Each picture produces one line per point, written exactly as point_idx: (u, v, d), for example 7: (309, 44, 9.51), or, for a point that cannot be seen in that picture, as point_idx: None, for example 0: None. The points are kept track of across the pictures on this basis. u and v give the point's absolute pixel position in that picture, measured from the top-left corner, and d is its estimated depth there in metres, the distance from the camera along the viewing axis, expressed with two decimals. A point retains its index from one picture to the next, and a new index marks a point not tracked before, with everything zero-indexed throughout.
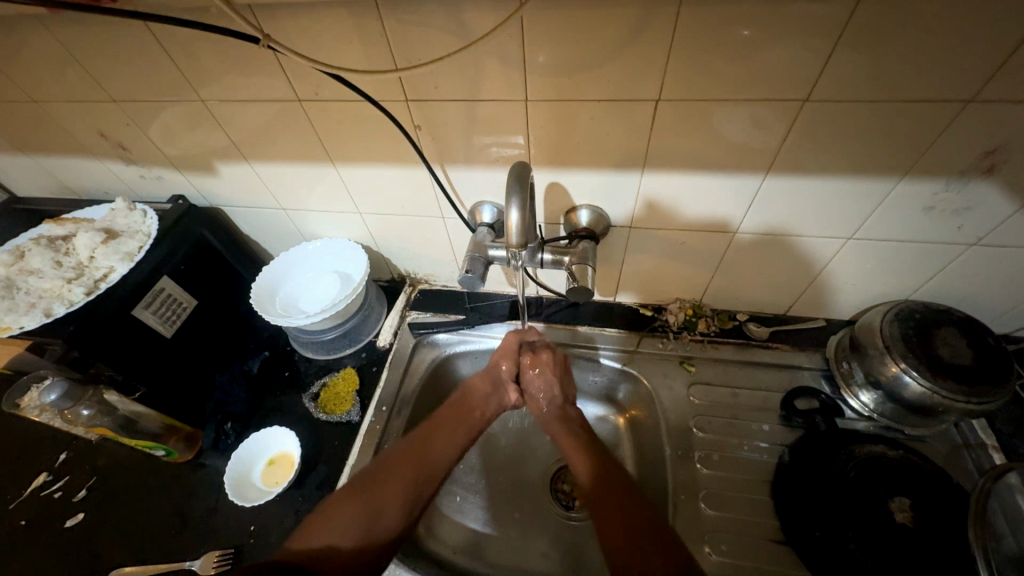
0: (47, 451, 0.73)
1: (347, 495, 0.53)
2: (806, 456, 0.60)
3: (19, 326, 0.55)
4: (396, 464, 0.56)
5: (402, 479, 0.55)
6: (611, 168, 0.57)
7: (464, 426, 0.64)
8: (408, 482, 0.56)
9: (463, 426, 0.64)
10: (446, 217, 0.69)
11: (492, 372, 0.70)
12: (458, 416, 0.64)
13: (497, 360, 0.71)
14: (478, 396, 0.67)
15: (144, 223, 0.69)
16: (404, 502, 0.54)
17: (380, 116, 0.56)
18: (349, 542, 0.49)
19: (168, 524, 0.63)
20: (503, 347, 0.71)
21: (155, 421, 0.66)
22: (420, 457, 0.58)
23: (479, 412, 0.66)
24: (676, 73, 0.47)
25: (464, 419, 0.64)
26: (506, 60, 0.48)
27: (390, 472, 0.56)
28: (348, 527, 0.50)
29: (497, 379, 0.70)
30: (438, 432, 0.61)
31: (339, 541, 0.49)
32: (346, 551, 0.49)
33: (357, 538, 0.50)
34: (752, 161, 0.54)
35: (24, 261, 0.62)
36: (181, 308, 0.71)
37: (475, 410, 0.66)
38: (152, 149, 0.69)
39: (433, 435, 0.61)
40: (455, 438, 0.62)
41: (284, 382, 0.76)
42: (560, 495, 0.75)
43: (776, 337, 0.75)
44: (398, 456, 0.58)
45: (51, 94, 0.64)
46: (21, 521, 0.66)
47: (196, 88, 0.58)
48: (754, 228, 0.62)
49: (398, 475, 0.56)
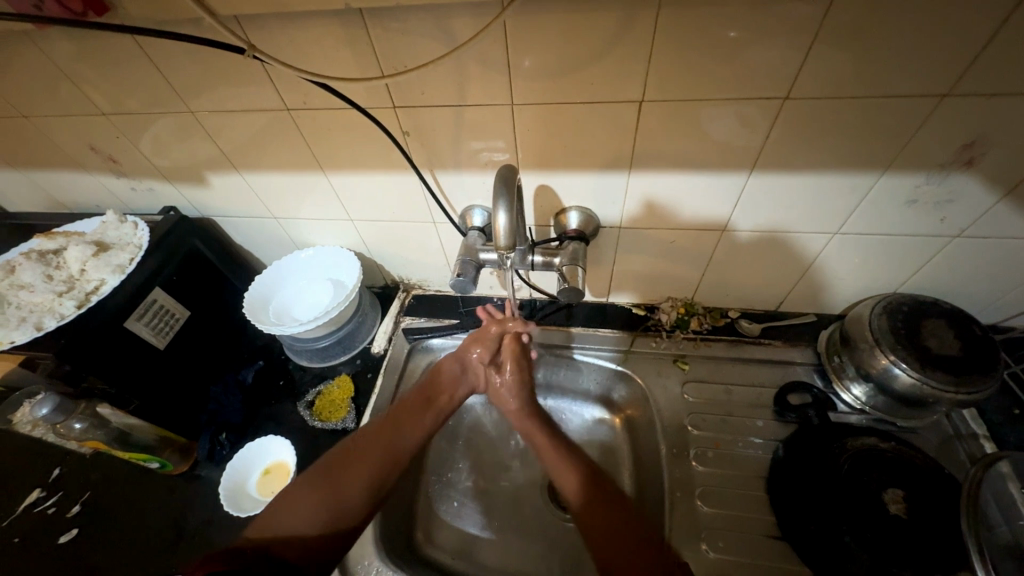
0: (41, 466, 0.72)
1: (310, 484, 0.55)
2: (800, 451, 0.61)
3: (9, 341, 0.54)
4: (361, 452, 0.59)
5: (369, 463, 0.58)
6: (598, 169, 0.58)
7: (432, 409, 0.66)
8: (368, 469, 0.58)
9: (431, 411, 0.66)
10: (438, 221, 0.70)
11: (464, 355, 0.70)
12: (426, 399, 0.66)
13: (468, 343, 0.71)
14: (448, 379, 0.69)
15: (135, 234, 0.68)
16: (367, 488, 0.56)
17: (369, 124, 0.57)
18: (317, 526, 0.52)
19: (163, 536, 0.63)
20: (477, 331, 0.71)
21: (148, 433, 0.67)
22: (389, 441, 0.61)
23: (446, 395, 0.68)
24: (658, 76, 0.47)
25: (428, 406, 0.66)
26: (491, 64, 0.49)
27: (354, 462, 0.57)
28: (313, 514, 0.52)
29: (468, 362, 0.71)
30: (407, 418, 0.64)
31: (307, 528, 0.51)
32: (312, 542, 0.51)
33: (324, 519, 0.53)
34: (736, 159, 0.54)
35: (13, 275, 0.61)
36: (174, 320, 0.71)
37: (444, 392, 0.68)
38: (142, 161, 0.70)
39: (403, 421, 0.63)
40: (422, 421, 0.65)
41: (279, 391, 0.76)
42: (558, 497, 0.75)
43: (768, 333, 0.76)
44: (365, 440, 0.60)
45: (41, 109, 0.64)
46: (15, 538, 0.65)
47: (185, 100, 0.59)
48: (741, 226, 0.63)
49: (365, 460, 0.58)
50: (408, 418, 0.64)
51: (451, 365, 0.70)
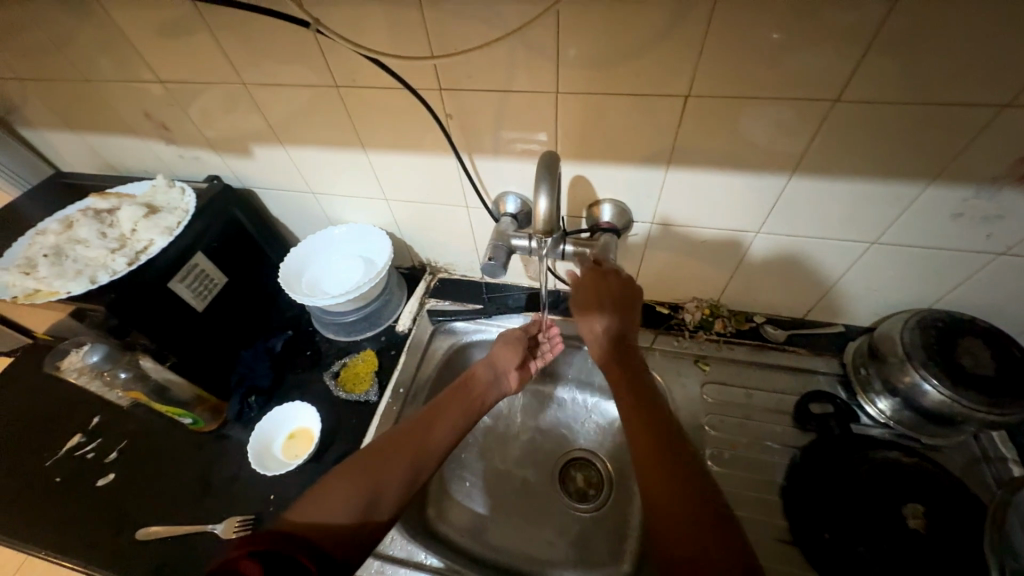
0: (81, 414, 0.76)
1: (347, 474, 0.52)
2: (820, 458, 0.60)
3: (66, 291, 0.58)
4: (394, 448, 0.56)
5: (402, 459, 0.55)
6: (636, 163, 0.58)
7: (461, 409, 0.64)
8: (400, 461, 0.55)
9: (462, 410, 0.64)
10: (471, 206, 0.71)
11: (494, 361, 0.71)
12: (460, 397, 0.65)
13: (499, 349, 0.72)
14: (480, 383, 0.68)
15: (182, 199, 0.72)
16: (401, 484, 0.54)
17: (414, 104, 0.58)
18: (350, 518, 0.49)
19: (193, 488, 0.66)
20: (508, 337, 0.73)
21: (185, 390, 0.69)
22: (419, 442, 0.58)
23: (478, 398, 0.66)
24: (706, 71, 0.47)
25: (461, 403, 0.65)
26: (541, 52, 0.49)
27: (390, 453, 0.55)
28: (348, 502, 0.50)
29: (498, 368, 0.71)
30: (441, 414, 0.62)
31: (340, 518, 0.48)
32: (343, 530, 0.48)
33: (355, 511, 0.49)
34: (777, 163, 0.54)
35: (72, 231, 0.66)
36: (212, 284, 0.73)
37: (478, 395, 0.66)
38: (192, 129, 0.72)
39: (436, 416, 0.61)
40: (454, 421, 0.62)
41: (306, 361, 0.79)
42: (574, 492, 0.76)
43: (793, 341, 0.75)
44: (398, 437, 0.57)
45: (103, 74, 0.67)
46: (56, 478, 0.69)
47: (239, 72, 0.61)
48: (775, 230, 0.62)
49: (399, 455, 0.56)
50: (442, 413, 0.62)
51: (482, 370, 0.70)
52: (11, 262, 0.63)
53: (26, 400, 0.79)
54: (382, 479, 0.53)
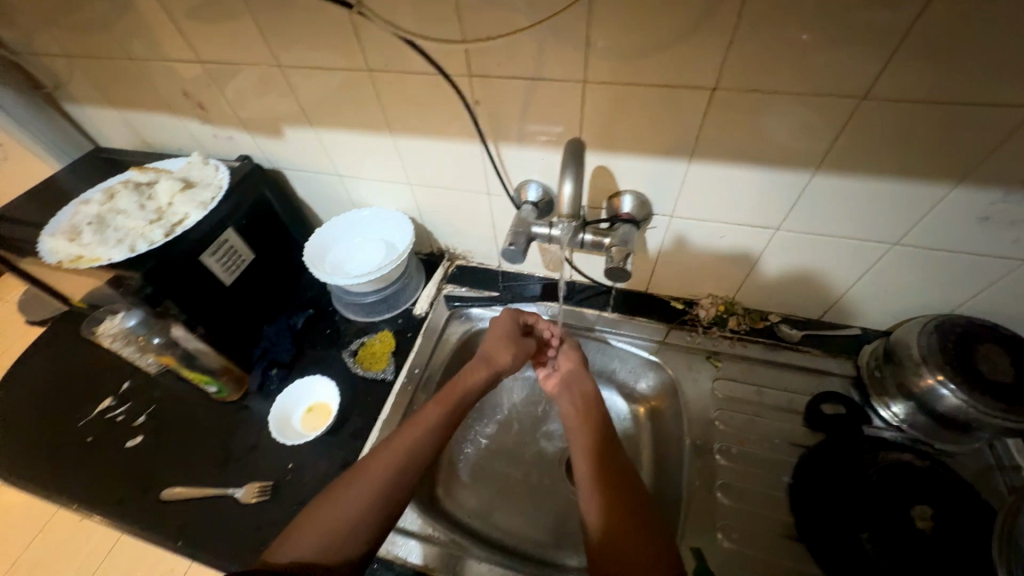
0: (112, 379, 0.80)
1: (318, 507, 0.54)
2: (830, 457, 0.61)
3: (107, 258, 0.61)
4: (367, 468, 0.57)
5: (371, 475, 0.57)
6: (659, 156, 0.59)
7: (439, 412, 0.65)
8: (364, 491, 0.55)
9: (440, 410, 0.65)
10: (493, 193, 0.72)
11: (487, 360, 0.71)
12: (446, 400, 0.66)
13: (496, 343, 0.72)
14: (467, 383, 0.68)
15: (216, 176, 0.74)
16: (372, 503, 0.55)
17: (443, 89, 0.59)
18: (322, 557, 0.50)
19: (215, 454, 0.69)
20: (509, 333, 0.73)
21: (212, 359, 0.71)
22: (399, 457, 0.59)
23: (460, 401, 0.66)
24: (735, 65, 0.48)
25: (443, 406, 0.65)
26: (571, 39, 0.50)
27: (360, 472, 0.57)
28: (320, 537, 0.51)
29: (494, 367, 0.70)
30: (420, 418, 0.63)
31: (313, 558, 0.49)
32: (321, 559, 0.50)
33: (324, 552, 0.50)
34: (801, 159, 0.54)
35: (113, 202, 0.69)
36: (241, 260, 0.76)
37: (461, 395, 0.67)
38: (228, 109, 0.75)
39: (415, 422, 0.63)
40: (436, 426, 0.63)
41: (325, 338, 0.81)
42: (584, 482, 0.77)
43: (808, 341, 0.75)
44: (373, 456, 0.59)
45: (147, 52, 0.70)
46: (89, 437, 0.72)
47: (276, 55, 0.63)
48: (794, 228, 0.63)
49: (369, 472, 0.57)
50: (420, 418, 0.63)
51: (473, 370, 0.69)
52: (58, 230, 0.67)
53: (62, 363, 0.83)
54: (347, 513, 0.53)
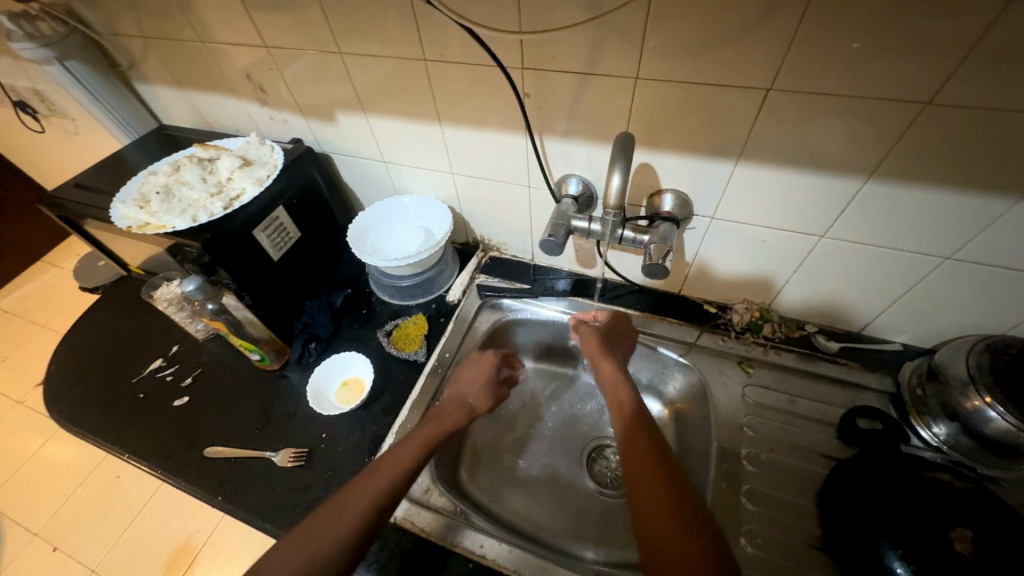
0: (163, 342, 0.85)
1: (293, 539, 0.49)
2: (864, 471, 0.59)
3: (171, 226, 0.65)
4: (352, 488, 0.53)
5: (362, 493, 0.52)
6: (705, 156, 0.59)
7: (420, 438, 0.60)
8: (364, 503, 0.52)
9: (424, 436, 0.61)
10: (533, 186, 0.74)
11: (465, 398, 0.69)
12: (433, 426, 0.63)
13: (471, 378, 0.71)
14: (447, 415, 0.65)
15: (271, 155, 0.78)
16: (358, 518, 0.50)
17: (495, 80, 0.61)
18: None
19: (255, 418, 0.72)
20: (484, 370, 0.72)
21: (258, 328, 0.74)
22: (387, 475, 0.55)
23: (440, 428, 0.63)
24: (793, 65, 0.47)
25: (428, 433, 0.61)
26: (627, 35, 0.50)
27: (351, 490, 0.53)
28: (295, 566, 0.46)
29: (469, 404, 0.68)
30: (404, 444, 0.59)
31: None
32: None
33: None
34: (854, 164, 0.53)
35: (178, 174, 0.73)
36: (289, 237, 0.80)
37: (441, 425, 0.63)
38: (286, 93, 0.79)
39: (397, 449, 0.59)
40: (420, 446, 0.59)
41: (362, 317, 0.84)
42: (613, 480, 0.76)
43: (845, 354, 0.73)
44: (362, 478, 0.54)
45: (216, 36, 0.74)
46: (141, 393, 0.77)
47: (337, 41, 0.65)
48: (841, 235, 0.61)
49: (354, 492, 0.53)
50: (409, 443, 0.60)
51: (450, 408, 0.66)
52: (129, 197, 0.72)
53: (119, 324, 0.89)
54: (331, 535, 0.49)
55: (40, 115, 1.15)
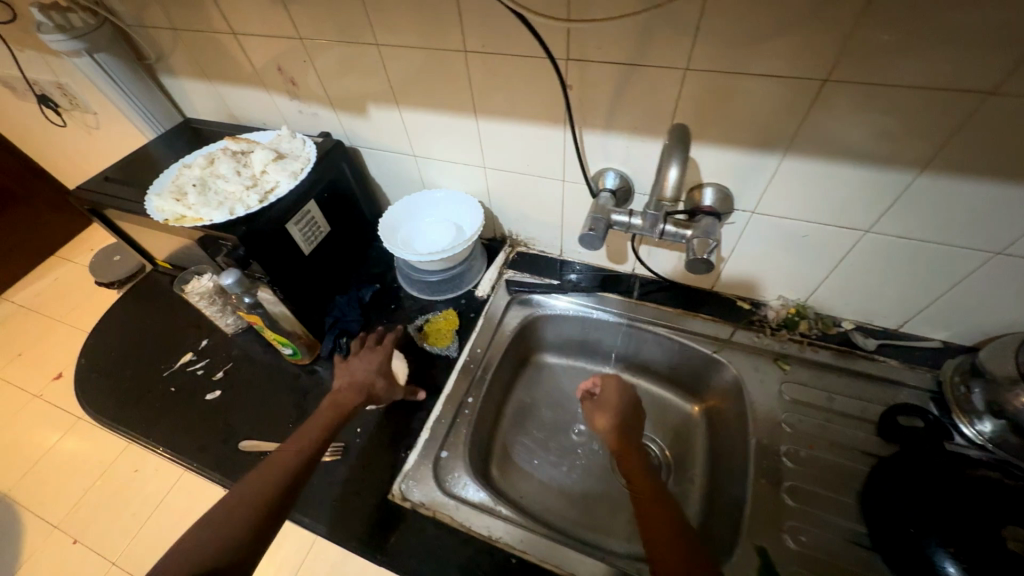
0: (191, 336, 0.85)
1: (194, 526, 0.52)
2: (908, 468, 0.59)
3: (209, 219, 0.65)
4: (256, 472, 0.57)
5: (262, 475, 0.56)
6: (751, 150, 0.58)
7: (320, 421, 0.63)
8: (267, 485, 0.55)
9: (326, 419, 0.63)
10: (568, 180, 0.73)
11: (358, 381, 0.67)
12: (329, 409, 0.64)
13: (361, 363, 0.70)
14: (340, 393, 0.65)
15: (304, 148, 0.77)
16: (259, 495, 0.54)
17: (536, 72, 0.60)
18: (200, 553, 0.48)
19: (288, 413, 0.72)
20: (372, 349, 0.72)
21: (289, 323, 0.74)
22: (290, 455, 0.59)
23: (330, 408, 0.64)
24: (853, 55, 0.46)
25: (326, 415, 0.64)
26: (680, 23, 0.49)
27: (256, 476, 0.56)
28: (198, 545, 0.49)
29: (362, 382, 0.67)
30: (305, 428, 0.62)
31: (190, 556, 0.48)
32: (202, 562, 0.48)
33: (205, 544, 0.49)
34: (907, 156, 0.52)
35: (213, 167, 0.73)
36: (319, 231, 0.79)
37: (335, 404, 0.64)
38: (318, 86, 0.78)
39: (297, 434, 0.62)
40: (322, 425, 0.62)
41: (391, 313, 0.84)
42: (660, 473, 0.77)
43: (884, 351, 0.72)
44: (266, 463, 0.58)
45: (250, 28, 0.73)
46: (172, 387, 0.77)
47: (374, 33, 0.65)
48: (886, 231, 0.60)
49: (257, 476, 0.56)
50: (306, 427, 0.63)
51: (348, 394, 0.66)
52: (164, 190, 0.71)
53: (145, 318, 0.89)
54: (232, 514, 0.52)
55: (61, 109, 1.14)
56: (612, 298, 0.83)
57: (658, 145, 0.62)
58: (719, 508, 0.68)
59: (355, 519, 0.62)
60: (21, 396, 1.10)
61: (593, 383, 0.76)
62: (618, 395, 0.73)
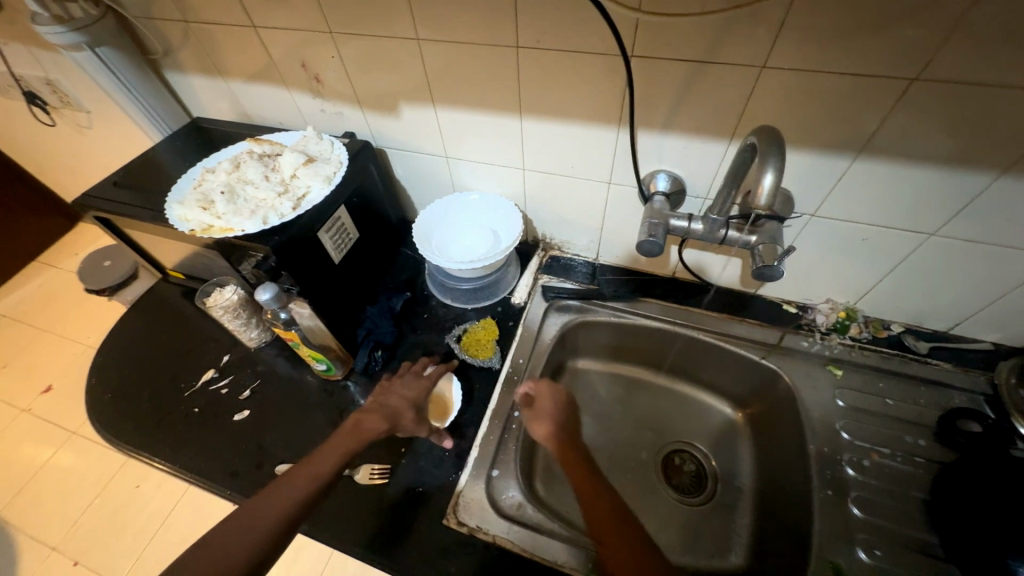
0: (211, 351, 0.80)
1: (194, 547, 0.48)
2: (975, 474, 0.57)
3: (241, 229, 0.61)
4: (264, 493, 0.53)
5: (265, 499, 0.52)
6: (820, 151, 0.56)
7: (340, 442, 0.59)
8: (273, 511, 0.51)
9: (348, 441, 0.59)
10: (615, 182, 0.70)
11: (389, 409, 0.64)
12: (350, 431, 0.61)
13: (396, 390, 0.67)
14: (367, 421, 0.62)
15: (333, 150, 0.73)
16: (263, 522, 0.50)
17: (592, 70, 0.57)
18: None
19: (325, 432, 0.68)
20: (409, 376, 0.69)
21: (320, 338, 0.69)
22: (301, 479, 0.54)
23: (350, 435, 0.60)
24: (949, 54, 0.44)
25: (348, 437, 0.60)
26: (762, 19, 0.46)
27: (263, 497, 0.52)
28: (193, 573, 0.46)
29: (394, 412, 0.64)
30: (325, 448, 0.58)
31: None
32: None
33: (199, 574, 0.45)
34: (989, 158, 0.50)
35: (240, 172, 0.69)
36: (349, 238, 0.75)
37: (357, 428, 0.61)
38: (345, 83, 0.73)
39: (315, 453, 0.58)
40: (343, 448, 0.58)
41: (425, 322, 0.80)
42: (705, 480, 0.76)
43: (936, 354, 0.71)
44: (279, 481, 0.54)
45: (273, 22, 0.68)
46: (195, 408, 0.72)
47: (416, 29, 0.61)
48: (953, 234, 0.58)
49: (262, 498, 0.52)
50: (324, 448, 0.58)
51: (375, 418, 0.62)
52: (187, 197, 0.66)
53: (158, 332, 0.84)
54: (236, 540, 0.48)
55: (49, 108, 1.06)
56: (656, 304, 0.80)
57: (719, 147, 0.60)
58: (778, 518, 0.66)
59: (408, 546, 0.58)
60: (10, 410, 1.03)
61: (527, 387, 0.70)
62: (553, 402, 0.68)
